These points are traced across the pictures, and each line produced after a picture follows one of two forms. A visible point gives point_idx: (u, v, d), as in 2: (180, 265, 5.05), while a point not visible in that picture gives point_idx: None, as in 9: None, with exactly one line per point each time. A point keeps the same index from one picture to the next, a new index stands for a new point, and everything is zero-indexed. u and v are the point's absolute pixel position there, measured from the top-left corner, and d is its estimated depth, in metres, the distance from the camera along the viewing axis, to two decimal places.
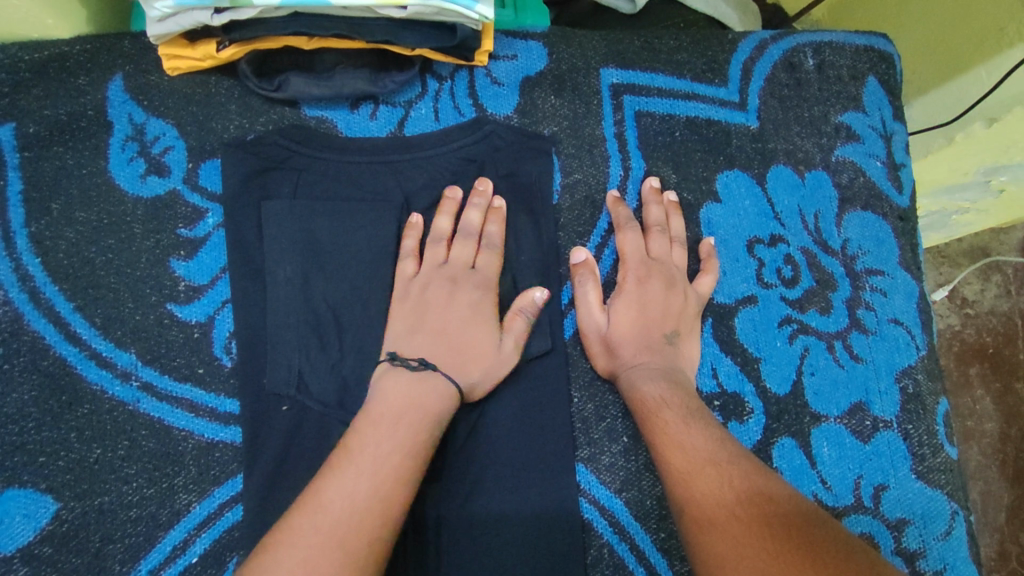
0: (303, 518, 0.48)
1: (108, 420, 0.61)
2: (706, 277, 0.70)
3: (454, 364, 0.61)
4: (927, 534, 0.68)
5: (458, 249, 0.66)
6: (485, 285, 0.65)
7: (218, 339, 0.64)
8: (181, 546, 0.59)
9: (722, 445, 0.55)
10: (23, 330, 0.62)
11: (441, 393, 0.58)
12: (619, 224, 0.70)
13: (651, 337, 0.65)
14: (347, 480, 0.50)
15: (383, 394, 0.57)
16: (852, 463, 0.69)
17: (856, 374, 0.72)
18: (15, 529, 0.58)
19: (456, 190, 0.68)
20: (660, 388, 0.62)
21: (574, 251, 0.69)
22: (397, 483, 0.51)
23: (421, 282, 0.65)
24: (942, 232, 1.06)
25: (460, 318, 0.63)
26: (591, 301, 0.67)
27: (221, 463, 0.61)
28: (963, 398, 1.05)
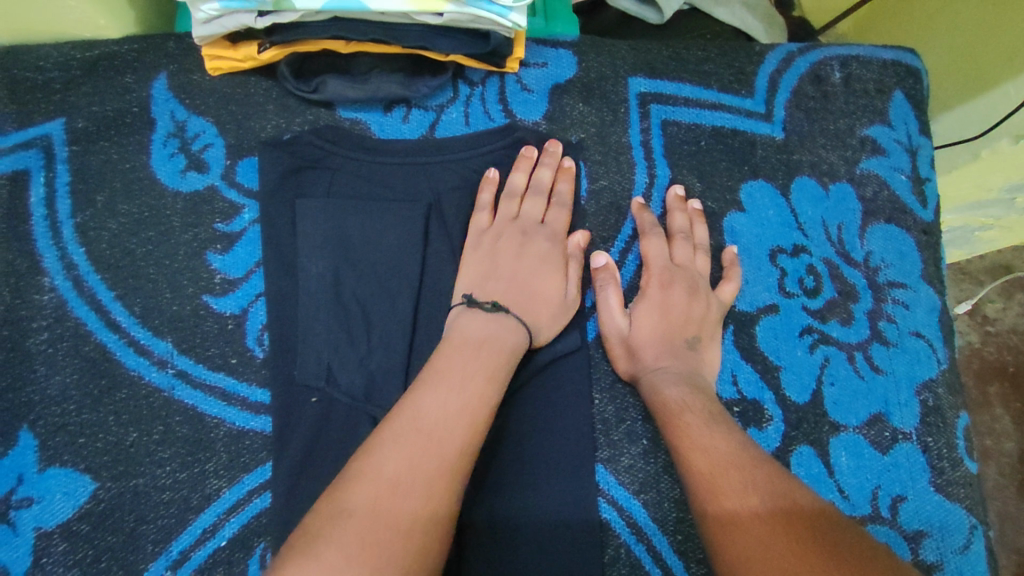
0: (402, 423, 0.50)
1: (145, 405, 0.63)
2: (728, 284, 0.71)
3: (525, 306, 0.64)
4: (944, 546, 0.68)
5: (530, 205, 0.70)
6: (554, 239, 0.69)
7: (251, 331, 0.66)
8: (210, 529, 0.61)
9: (746, 451, 0.56)
10: (67, 316, 0.64)
11: (517, 332, 0.61)
12: (643, 229, 0.72)
13: (673, 341, 0.66)
14: (437, 396, 0.52)
15: (463, 329, 0.60)
16: (870, 473, 0.70)
17: (876, 385, 0.72)
18: (56, 506, 0.60)
19: (493, 171, 0.70)
20: (682, 391, 0.63)
21: (594, 256, 0.71)
22: (484, 398, 0.54)
23: (494, 233, 0.68)
24: (964, 247, 1.07)
25: (535, 264, 0.66)
26: (612, 304, 0.69)
27: (250, 451, 0.63)
28: (982, 417, 1.04)
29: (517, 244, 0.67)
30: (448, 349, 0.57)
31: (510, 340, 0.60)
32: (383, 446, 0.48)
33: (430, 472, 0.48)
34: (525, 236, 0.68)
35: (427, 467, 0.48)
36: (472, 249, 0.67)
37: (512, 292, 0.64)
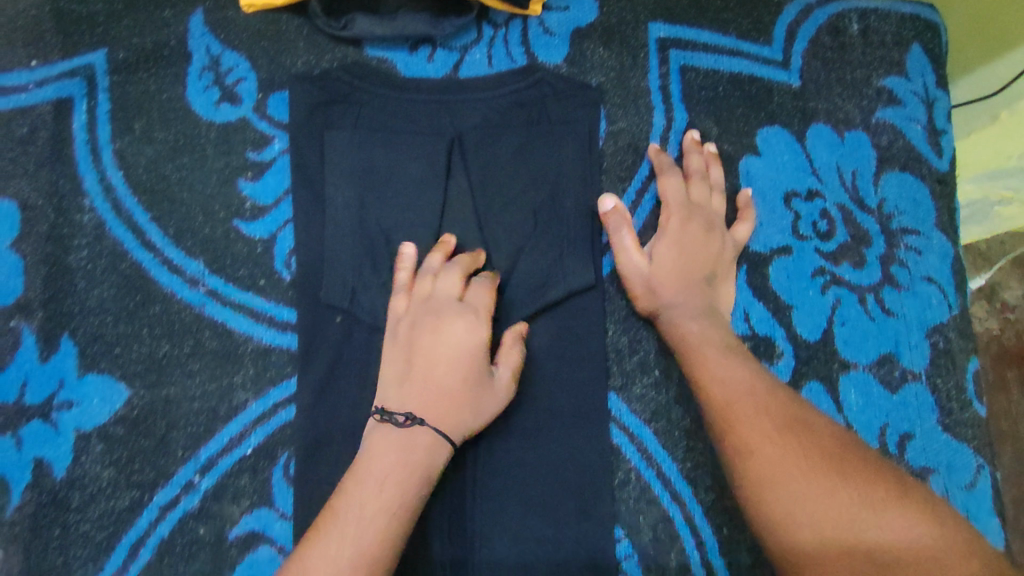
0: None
1: (177, 319, 0.67)
2: (741, 224, 0.73)
3: (440, 407, 0.58)
4: (951, 483, 0.70)
5: (444, 283, 0.64)
6: (474, 319, 0.62)
7: (279, 254, 0.69)
8: (237, 437, 0.65)
9: (760, 381, 0.57)
10: (105, 235, 0.68)
11: (433, 445, 0.57)
12: (661, 169, 0.73)
13: (690, 277, 0.67)
14: (331, 543, 0.51)
15: (373, 450, 0.56)
16: (879, 410, 0.71)
17: (887, 327, 0.73)
18: (94, 410, 0.64)
19: (409, 245, 0.66)
20: (701, 327, 0.64)
21: (602, 200, 0.71)
22: (411, 471, 0.55)
23: (409, 321, 0.63)
24: (983, 224, 0.90)
25: (450, 352, 0.60)
26: (628, 244, 0.68)
27: (276, 366, 0.67)
28: (996, 401, 0.87)
29: (432, 332, 0.61)
30: (358, 472, 0.55)
31: (431, 456, 0.56)
32: (314, 544, 0.51)
33: (354, 558, 0.50)
34: (438, 317, 0.62)
35: (351, 555, 0.50)
36: (391, 339, 0.63)
37: (423, 394, 0.58)
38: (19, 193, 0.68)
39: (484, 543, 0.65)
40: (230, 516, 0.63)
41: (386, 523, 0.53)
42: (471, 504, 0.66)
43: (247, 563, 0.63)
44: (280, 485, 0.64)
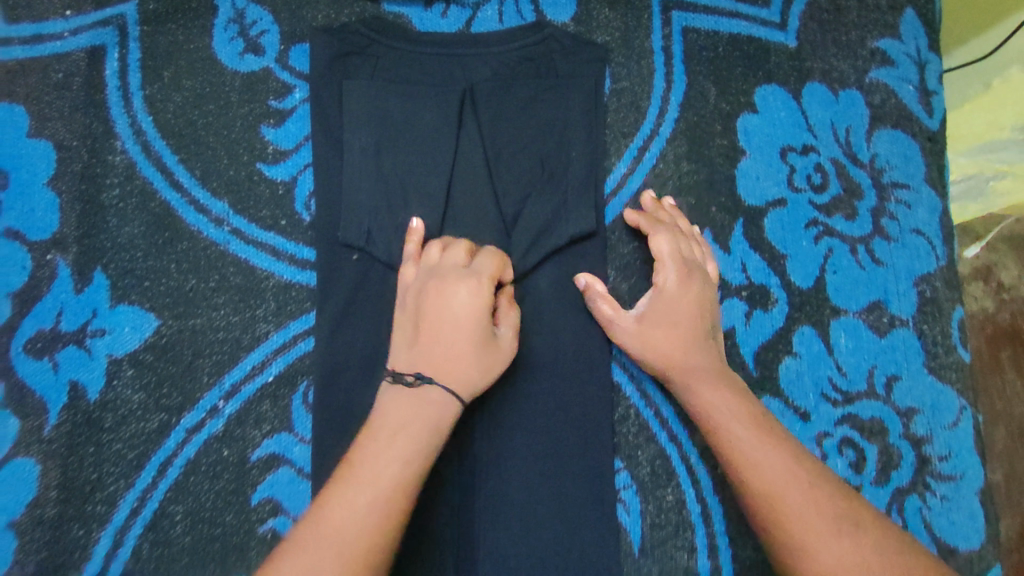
0: (301, 538, 0.49)
1: (203, 256, 0.70)
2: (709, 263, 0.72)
3: (446, 367, 0.58)
4: (934, 422, 0.73)
5: (450, 254, 0.64)
6: (479, 282, 0.62)
7: (299, 196, 0.73)
8: (259, 366, 0.69)
9: (799, 462, 0.55)
10: (136, 175, 0.71)
11: (443, 402, 0.56)
12: (647, 228, 0.71)
13: (692, 335, 0.64)
14: (350, 489, 0.51)
15: (385, 408, 0.56)
16: (868, 354, 0.74)
17: (877, 276, 0.77)
18: (126, 338, 0.68)
19: (417, 220, 0.69)
20: (720, 398, 0.60)
21: (577, 278, 0.71)
22: (428, 422, 0.55)
23: (416, 287, 0.64)
24: (979, 203, 0.86)
25: (454, 318, 0.60)
26: (615, 315, 0.68)
27: (296, 301, 0.71)
28: (990, 383, 0.81)
29: (437, 298, 0.61)
30: (369, 430, 0.55)
31: (442, 414, 0.56)
32: (330, 493, 0.51)
33: (370, 501, 0.51)
34: (443, 280, 0.62)
35: (367, 499, 0.51)
36: (400, 306, 0.64)
37: (428, 355, 0.59)
38: (54, 134, 0.71)
39: (489, 470, 0.68)
40: (252, 440, 0.67)
41: (401, 469, 0.53)
42: (477, 435, 0.69)
43: (268, 483, 0.66)
44: (299, 411, 0.68)
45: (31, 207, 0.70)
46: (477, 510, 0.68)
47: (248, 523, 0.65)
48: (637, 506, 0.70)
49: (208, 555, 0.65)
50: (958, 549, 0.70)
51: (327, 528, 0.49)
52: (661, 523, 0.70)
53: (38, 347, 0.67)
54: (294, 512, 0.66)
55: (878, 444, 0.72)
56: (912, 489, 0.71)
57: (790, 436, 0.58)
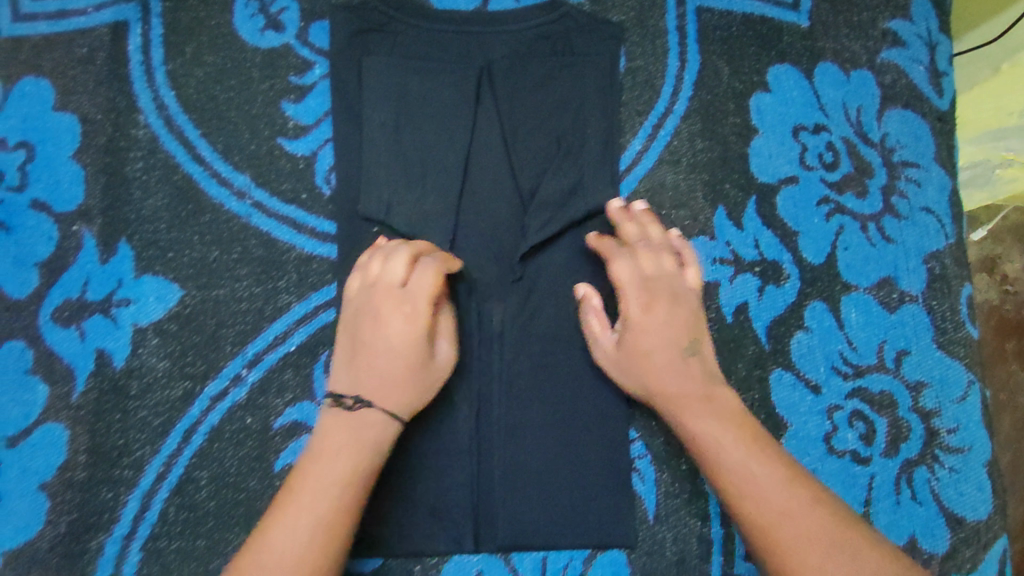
0: (246, 562, 0.52)
1: (225, 228, 0.72)
2: (690, 270, 0.69)
3: (385, 391, 0.61)
4: (943, 396, 0.74)
5: (388, 270, 0.64)
6: (415, 305, 0.63)
7: (320, 170, 0.74)
8: (281, 336, 0.70)
9: (790, 486, 0.56)
10: (159, 149, 0.73)
11: (380, 425, 0.59)
12: (609, 255, 0.69)
13: (669, 359, 0.64)
14: (290, 515, 0.54)
15: (323, 434, 0.59)
16: (877, 329, 0.76)
17: (887, 253, 0.78)
18: (150, 307, 0.69)
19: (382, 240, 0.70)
20: (709, 426, 0.60)
21: (576, 288, 0.71)
22: (364, 447, 0.58)
23: (356, 305, 0.65)
24: (985, 189, 0.89)
25: (393, 340, 0.62)
26: (596, 333, 0.69)
27: (317, 273, 0.72)
28: (995, 373, 0.87)
29: (376, 322, 0.63)
30: (307, 455, 0.58)
31: (378, 435, 0.59)
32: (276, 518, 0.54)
33: (312, 525, 0.54)
34: (382, 303, 0.63)
35: (309, 524, 0.54)
36: (345, 321, 0.65)
37: (368, 379, 0.61)
38: (79, 108, 0.73)
39: (507, 439, 0.69)
40: (274, 408, 0.69)
41: (340, 492, 0.56)
42: (494, 405, 0.70)
43: (290, 451, 0.68)
44: (320, 380, 0.69)
45: (57, 179, 0.71)
46: (495, 478, 0.69)
47: (271, 488, 0.67)
48: (651, 475, 0.71)
49: (233, 518, 0.66)
50: (965, 518, 0.72)
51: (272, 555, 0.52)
52: (675, 492, 0.71)
53: (65, 316, 0.68)
54: None
55: (887, 417, 0.73)
56: (921, 460, 0.73)
57: (778, 451, 0.59)
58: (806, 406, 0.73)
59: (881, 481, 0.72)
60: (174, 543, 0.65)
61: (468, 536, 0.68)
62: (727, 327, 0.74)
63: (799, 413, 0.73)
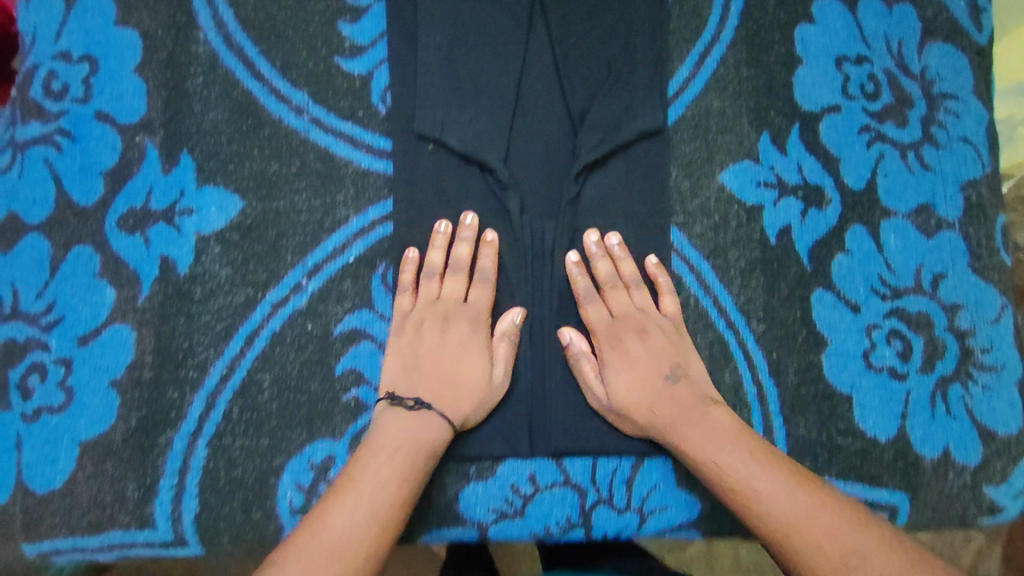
0: (307, 539, 0.55)
1: (285, 142, 0.73)
2: (665, 298, 0.73)
3: (446, 400, 0.66)
4: (977, 317, 0.77)
5: (450, 284, 0.70)
6: (477, 320, 0.69)
7: (376, 89, 0.76)
8: (340, 247, 0.72)
9: (793, 496, 0.59)
10: (218, 65, 0.74)
11: (436, 429, 0.64)
12: (579, 297, 0.72)
13: (653, 390, 0.68)
14: (348, 502, 0.58)
15: (383, 430, 0.64)
16: (915, 253, 0.78)
17: (925, 180, 0.79)
18: (212, 217, 0.71)
19: (444, 224, 0.70)
20: (708, 451, 0.64)
21: (561, 332, 0.72)
22: (420, 449, 0.63)
23: (416, 318, 0.69)
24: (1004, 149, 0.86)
25: (455, 352, 0.68)
26: (587, 376, 0.71)
27: (374, 188, 0.74)
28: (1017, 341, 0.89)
29: (437, 337, 0.68)
30: (364, 455, 0.62)
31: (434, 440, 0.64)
32: (334, 506, 0.58)
33: (370, 513, 0.58)
34: (446, 319, 0.69)
35: (367, 511, 0.58)
36: (397, 332, 0.70)
37: (430, 386, 0.67)
38: (140, 24, 0.74)
39: (558, 350, 0.73)
40: (334, 315, 0.71)
41: (398, 486, 0.60)
42: (545, 317, 0.73)
43: (351, 355, 0.71)
44: (378, 291, 0.72)
45: (120, 92, 0.72)
46: (548, 387, 0.72)
47: (333, 391, 0.70)
48: None
49: (296, 418, 0.69)
50: (997, 432, 0.75)
51: (326, 539, 0.55)
52: None
53: (130, 224, 0.71)
54: (375, 382, 0.71)
55: (924, 335, 0.76)
56: (955, 377, 0.75)
57: (779, 462, 0.62)
58: (845, 324, 0.76)
59: (916, 396, 0.75)
60: (239, 441, 0.69)
61: (522, 440, 0.71)
62: (771, 249, 0.76)
63: (839, 330, 0.76)
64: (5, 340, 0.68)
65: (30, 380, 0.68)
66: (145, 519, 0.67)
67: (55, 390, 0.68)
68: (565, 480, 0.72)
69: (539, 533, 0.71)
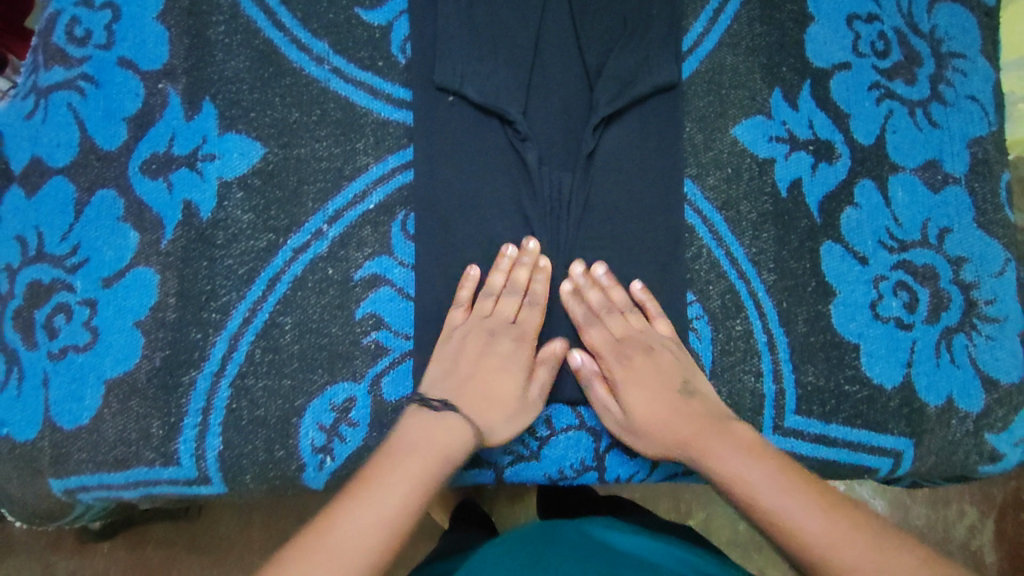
0: (310, 536, 0.54)
1: (306, 91, 0.74)
2: (659, 320, 0.73)
3: (477, 410, 0.66)
4: (981, 270, 0.79)
5: (504, 305, 0.71)
6: (521, 339, 0.70)
7: (395, 40, 0.76)
8: (360, 195, 0.73)
9: (829, 517, 0.56)
10: (240, 14, 0.75)
11: (459, 434, 0.64)
12: (579, 322, 0.72)
13: (669, 407, 0.68)
14: (358, 501, 0.56)
15: (406, 431, 0.63)
16: (922, 208, 0.79)
17: (933, 137, 0.81)
18: (234, 163, 0.72)
19: (508, 247, 0.71)
20: (733, 468, 0.62)
21: (569, 355, 0.72)
22: (440, 454, 0.62)
23: (463, 332, 0.70)
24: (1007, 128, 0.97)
25: (494, 366, 0.69)
26: (600, 396, 0.71)
27: (393, 137, 0.75)
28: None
29: (481, 347, 0.69)
30: (383, 461, 0.60)
31: (461, 451, 0.63)
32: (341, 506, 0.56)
33: (376, 513, 0.55)
34: (492, 335, 0.70)
35: (374, 511, 0.56)
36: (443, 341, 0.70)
37: (462, 392, 0.67)
38: None
39: None
40: (354, 261, 0.73)
41: (410, 487, 0.58)
42: (560, 265, 0.75)
43: (370, 300, 0.72)
44: (398, 238, 0.73)
45: (142, 39, 0.73)
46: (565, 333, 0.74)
47: (353, 335, 0.71)
48: (708, 333, 0.75)
49: (317, 361, 0.71)
50: (999, 381, 0.77)
51: (328, 537, 0.53)
52: (731, 349, 0.75)
53: (153, 168, 0.72)
54: (394, 326, 0.72)
55: (930, 287, 0.78)
56: (959, 328, 0.77)
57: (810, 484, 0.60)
58: (853, 275, 0.77)
59: (922, 346, 0.77)
60: (261, 382, 0.70)
61: None
62: (782, 201, 0.78)
63: (847, 282, 0.77)
64: (31, 281, 0.70)
65: (56, 320, 0.69)
66: (169, 456, 0.68)
67: (81, 329, 0.69)
68: (580, 425, 0.73)
69: (553, 476, 0.72)
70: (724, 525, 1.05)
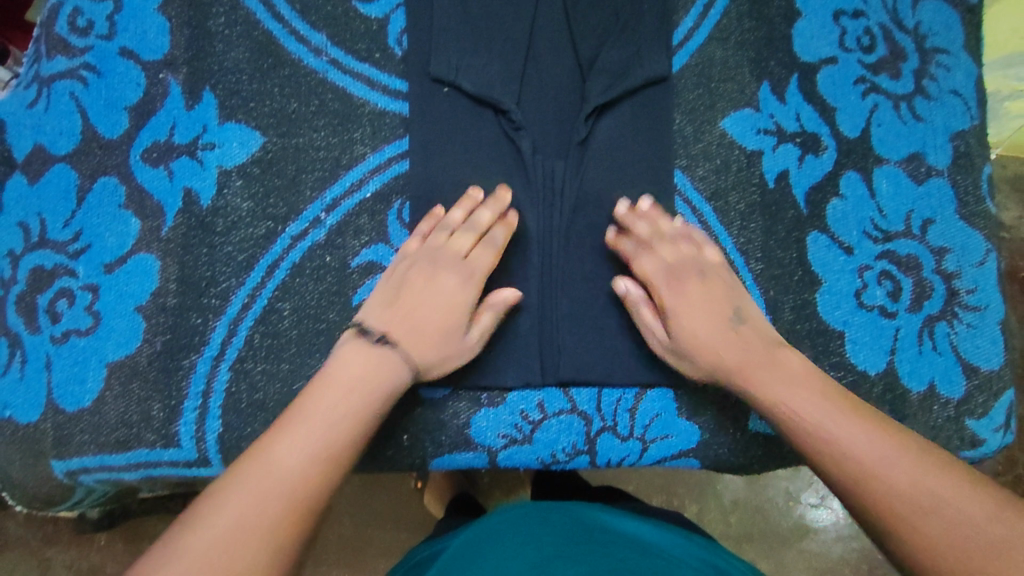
0: (249, 467, 0.53)
1: (304, 82, 0.76)
2: (709, 248, 0.73)
3: (413, 345, 0.66)
4: (963, 260, 0.81)
5: (457, 239, 0.70)
6: (469, 278, 0.69)
7: (392, 32, 0.78)
8: (358, 183, 0.75)
9: (892, 450, 0.56)
10: (239, 6, 0.76)
11: (397, 372, 0.64)
12: (630, 254, 0.73)
13: (721, 334, 0.68)
14: (296, 436, 0.56)
15: (344, 360, 0.63)
16: (906, 199, 0.81)
17: (916, 130, 0.83)
18: (233, 152, 0.74)
19: (477, 191, 0.73)
20: (800, 402, 0.61)
21: (616, 282, 0.73)
22: (380, 391, 0.62)
23: (412, 263, 0.70)
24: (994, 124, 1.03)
25: (435, 301, 0.68)
26: (648, 321, 0.72)
27: (390, 127, 0.76)
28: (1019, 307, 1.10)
29: (425, 279, 0.69)
30: (324, 393, 0.60)
31: (400, 388, 0.64)
32: (280, 439, 0.55)
33: (316, 448, 0.55)
34: (437, 267, 0.69)
35: (313, 447, 0.55)
36: (393, 272, 0.70)
37: (400, 325, 0.66)
38: None
39: (567, 285, 0.76)
40: (351, 248, 0.74)
41: (352, 424, 0.58)
42: (553, 253, 0.76)
43: (367, 288, 0.74)
44: (394, 227, 0.75)
45: (143, 29, 0.74)
46: (558, 318, 0.75)
47: (350, 320, 0.73)
48: None
49: (314, 346, 0.72)
50: (978, 367, 0.79)
51: (267, 470, 0.53)
52: None
53: (154, 156, 0.73)
54: None
55: (913, 276, 0.80)
56: (941, 317, 0.79)
57: (853, 406, 0.61)
58: (839, 264, 0.80)
59: (905, 333, 0.79)
60: (260, 365, 0.71)
61: (532, 370, 0.74)
62: (769, 192, 0.80)
63: (832, 270, 0.79)
64: (33, 267, 0.71)
65: (58, 305, 0.71)
66: (169, 438, 0.70)
67: (83, 314, 0.70)
68: (572, 409, 0.75)
69: (546, 459, 0.74)
70: (716, 518, 1.07)
